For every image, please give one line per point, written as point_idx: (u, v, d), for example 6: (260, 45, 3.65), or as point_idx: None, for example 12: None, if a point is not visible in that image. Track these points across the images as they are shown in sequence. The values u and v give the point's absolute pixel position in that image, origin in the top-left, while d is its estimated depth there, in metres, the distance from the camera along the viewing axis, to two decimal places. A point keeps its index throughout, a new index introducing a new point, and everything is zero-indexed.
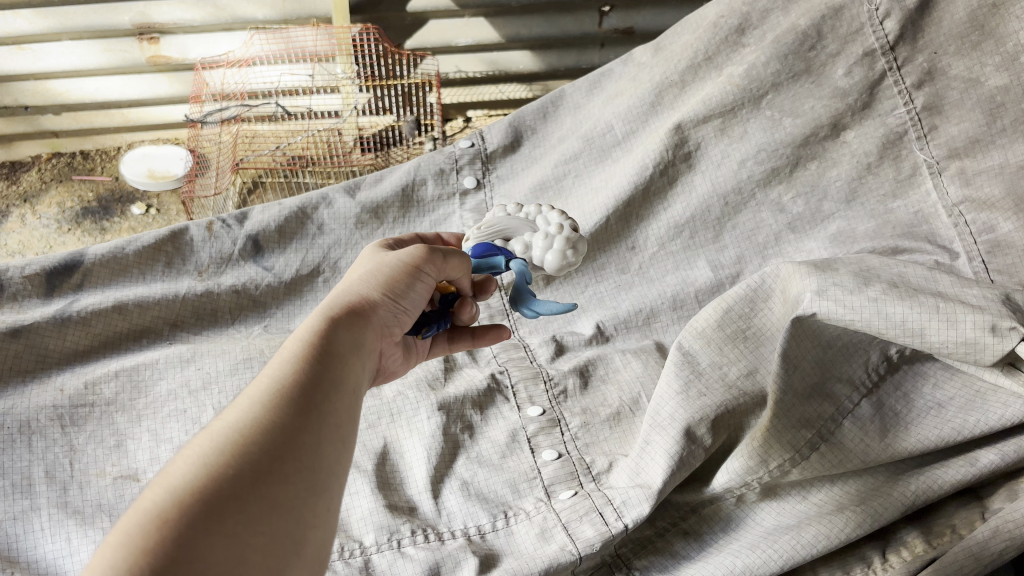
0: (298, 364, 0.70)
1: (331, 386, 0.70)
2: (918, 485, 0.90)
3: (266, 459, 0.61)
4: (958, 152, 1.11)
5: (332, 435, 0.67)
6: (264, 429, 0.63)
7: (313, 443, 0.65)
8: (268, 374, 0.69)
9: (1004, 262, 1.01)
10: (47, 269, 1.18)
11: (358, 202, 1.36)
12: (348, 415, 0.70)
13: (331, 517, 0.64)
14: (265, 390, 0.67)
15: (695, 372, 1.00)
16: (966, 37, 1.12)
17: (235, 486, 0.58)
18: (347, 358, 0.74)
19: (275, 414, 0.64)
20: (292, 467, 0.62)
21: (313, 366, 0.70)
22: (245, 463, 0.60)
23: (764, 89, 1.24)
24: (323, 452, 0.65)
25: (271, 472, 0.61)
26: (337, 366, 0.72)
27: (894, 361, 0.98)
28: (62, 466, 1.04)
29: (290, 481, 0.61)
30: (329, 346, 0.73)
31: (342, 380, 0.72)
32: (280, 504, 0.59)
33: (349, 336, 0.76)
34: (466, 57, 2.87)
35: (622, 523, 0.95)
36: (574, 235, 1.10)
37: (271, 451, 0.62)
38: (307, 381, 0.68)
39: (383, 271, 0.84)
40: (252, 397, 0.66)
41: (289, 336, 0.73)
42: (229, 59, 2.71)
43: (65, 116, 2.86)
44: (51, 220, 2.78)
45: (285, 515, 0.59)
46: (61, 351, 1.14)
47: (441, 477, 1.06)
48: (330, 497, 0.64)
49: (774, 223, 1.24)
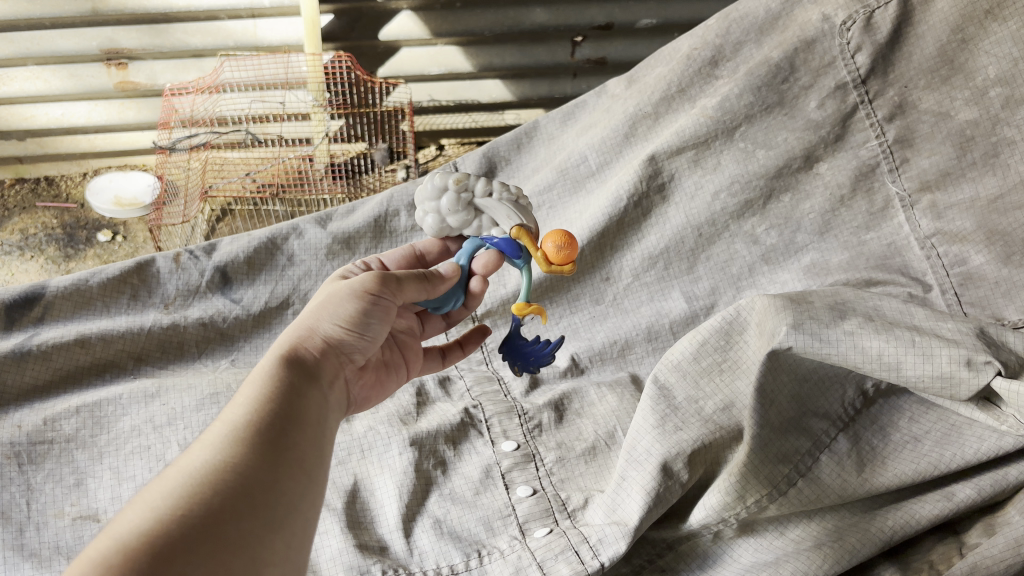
0: (254, 403, 0.68)
1: (291, 422, 0.68)
2: (895, 520, 0.89)
3: (220, 499, 0.59)
4: (929, 185, 1.12)
5: (291, 472, 0.65)
6: (218, 471, 0.61)
7: (270, 481, 0.63)
8: (226, 418, 0.67)
9: (976, 294, 1.03)
10: (7, 302, 1.15)
11: (330, 231, 1.32)
12: (313, 449, 0.69)
13: (292, 554, 0.62)
14: (222, 431, 0.65)
15: (671, 407, 1.00)
16: (936, 71, 1.13)
17: (186, 528, 0.56)
18: (305, 391, 0.73)
19: (230, 453, 0.63)
20: (246, 504, 0.60)
21: (272, 403, 0.68)
22: (198, 505, 0.58)
23: (737, 121, 1.24)
24: (282, 489, 0.63)
25: (226, 512, 0.59)
26: (295, 401, 0.70)
27: (870, 395, 0.98)
28: (18, 507, 1.00)
29: (244, 520, 0.59)
30: (282, 383, 0.71)
31: (303, 414, 0.70)
32: (233, 546, 0.57)
33: (303, 370, 0.75)
34: (438, 86, 2.86)
35: (599, 561, 0.93)
36: (429, 202, 0.95)
37: (225, 491, 0.60)
38: (264, 418, 0.67)
39: (335, 300, 0.83)
40: (206, 442, 0.64)
41: (245, 379, 0.71)
42: (198, 84, 2.66)
43: (30, 141, 2.82)
44: (13, 246, 2.72)
45: (240, 555, 0.57)
46: (19, 386, 1.11)
47: (413, 514, 1.04)
48: (290, 533, 0.62)
49: (748, 254, 1.24)
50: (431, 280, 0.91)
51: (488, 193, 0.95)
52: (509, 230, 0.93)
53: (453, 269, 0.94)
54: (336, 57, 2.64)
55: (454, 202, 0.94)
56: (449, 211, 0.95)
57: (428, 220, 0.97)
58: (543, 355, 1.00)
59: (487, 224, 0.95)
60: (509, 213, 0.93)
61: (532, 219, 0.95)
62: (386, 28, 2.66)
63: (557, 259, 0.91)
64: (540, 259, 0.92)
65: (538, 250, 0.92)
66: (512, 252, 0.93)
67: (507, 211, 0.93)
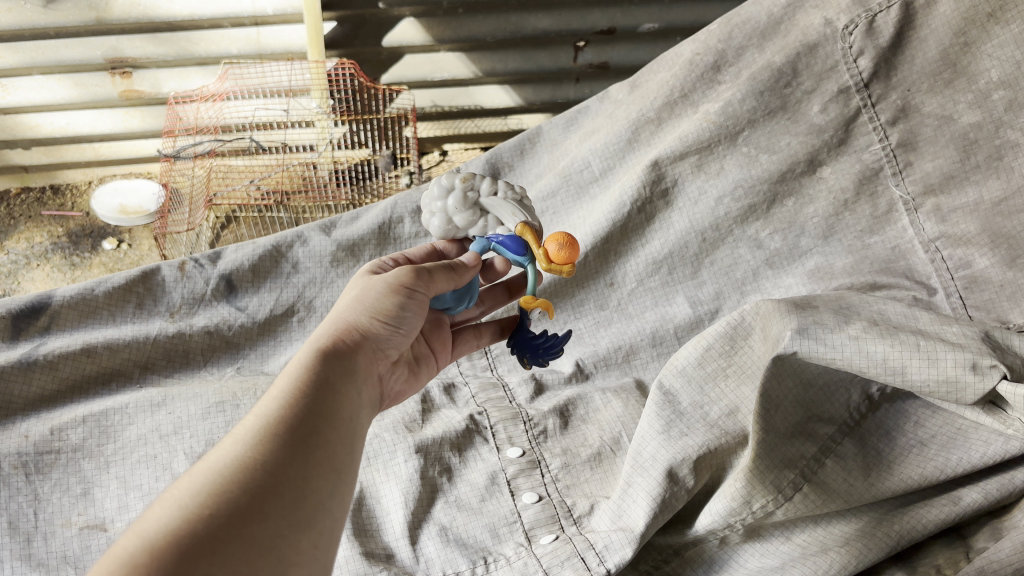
0: (287, 396, 0.68)
1: (322, 417, 0.68)
2: (902, 525, 0.88)
3: (246, 497, 0.59)
4: (933, 189, 1.11)
5: (321, 469, 0.65)
6: (247, 468, 0.61)
7: (298, 478, 0.63)
8: (257, 412, 0.67)
9: (982, 297, 1.02)
10: (13, 311, 1.15)
11: (334, 239, 1.32)
12: (344, 446, 0.69)
13: (318, 553, 0.62)
14: (254, 426, 0.65)
15: (677, 413, 1.01)
16: (940, 74, 1.12)
17: (212, 528, 0.56)
18: (339, 386, 0.72)
19: (260, 450, 0.63)
20: (273, 504, 0.60)
21: (305, 399, 0.68)
22: (224, 503, 0.58)
23: (740, 126, 1.24)
24: (310, 486, 0.63)
25: (251, 511, 0.59)
26: (327, 395, 0.70)
27: (875, 400, 0.98)
28: (25, 517, 1.00)
29: (269, 519, 0.59)
30: (315, 377, 0.71)
31: (336, 410, 0.70)
32: (257, 545, 0.57)
33: (338, 365, 0.75)
34: (441, 92, 2.87)
35: (605, 568, 0.93)
36: (438, 206, 1.00)
37: (251, 489, 0.60)
38: (296, 414, 0.67)
39: (369, 296, 0.83)
40: (238, 437, 0.64)
41: (280, 373, 0.71)
42: (203, 93, 2.68)
43: (34, 151, 2.83)
44: (19, 255, 2.73)
45: (265, 556, 0.57)
46: (26, 396, 1.12)
47: (418, 522, 1.04)
48: (317, 532, 0.62)
49: (752, 259, 1.24)
50: (460, 270, 0.91)
51: (494, 194, 0.99)
52: (513, 226, 0.97)
53: (475, 259, 0.93)
54: (339, 63, 2.62)
55: (463, 202, 0.98)
56: (456, 211, 0.99)
57: (435, 221, 1.00)
58: (555, 347, 1.00)
59: (492, 224, 0.98)
60: (516, 210, 0.97)
61: (534, 217, 1.00)
62: (389, 35, 2.65)
63: (557, 258, 0.93)
64: (542, 258, 0.93)
65: (538, 247, 0.94)
66: (515, 249, 0.95)
67: (511, 208, 0.97)
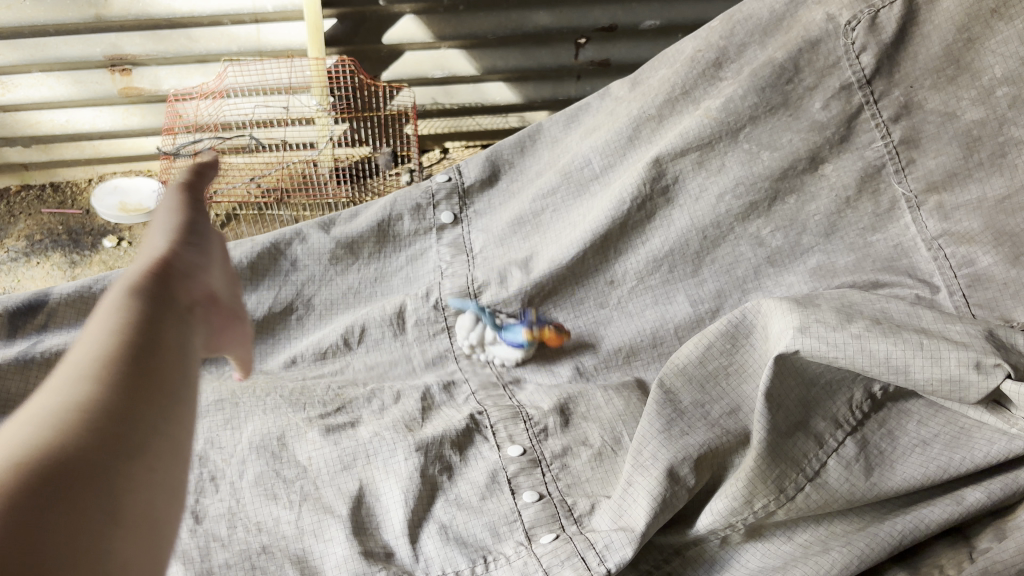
0: (106, 333, 0.59)
1: (145, 352, 0.59)
2: (905, 525, 0.87)
3: (83, 443, 0.50)
4: (936, 186, 1.11)
5: (153, 408, 0.56)
6: (66, 412, 0.52)
7: (130, 422, 0.54)
8: (28, 417, 0.51)
9: (985, 295, 1.03)
10: (10, 309, 1.14)
11: (333, 237, 1.33)
12: (187, 384, 0.61)
13: (160, 499, 0.53)
14: (75, 369, 0.56)
15: (677, 411, 0.99)
16: (942, 71, 1.12)
17: (28, 474, 0.47)
18: (162, 324, 0.63)
19: (89, 391, 0.54)
20: (109, 446, 0.51)
21: (128, 339, 0.59)
22: (43, 451, 0.48)
23: (742, 122, 1.22)
24: (144, 431, 0.54)
25: (85, 460, 0.50)
26: (146, 330, 0.61)
27: (878, 399, 0.97)
28: None
29: (99, 469, 0.50)
30: (131, 316, 0.62)
31: (162, 344, 0.61)
32: (94, 485, 0.49)
33: (151, 292, 0.66)
34: (441, 89, 2.86)
35: (605, 567, 0.92)
36: None
37: (62, 432, 0.50)
38: (122, 354, 0.58)
39: (172, 210, 0.80)
40: (55, 384, 0.55)
41: (90, 316, 0.62)
42: (201, 91, 2.69)
43: (34, 149, 2.83)
44: (19, 253, 2.73)
45: (97, 499, 0.48)
46: (23, 392, 1.11)
47: (419, 520, 1.03)
48: (156, 476, 0.53)
49: (754, 256, 1.22)
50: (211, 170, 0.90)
51: None
52: None
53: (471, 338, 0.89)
54: (340, 61, 2.62)
55: None
56: None
57: None
58: None
59: None
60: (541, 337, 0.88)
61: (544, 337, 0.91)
62: (390, 32, 2.65)
63: None
64: None
65: None
66: None
67: None
